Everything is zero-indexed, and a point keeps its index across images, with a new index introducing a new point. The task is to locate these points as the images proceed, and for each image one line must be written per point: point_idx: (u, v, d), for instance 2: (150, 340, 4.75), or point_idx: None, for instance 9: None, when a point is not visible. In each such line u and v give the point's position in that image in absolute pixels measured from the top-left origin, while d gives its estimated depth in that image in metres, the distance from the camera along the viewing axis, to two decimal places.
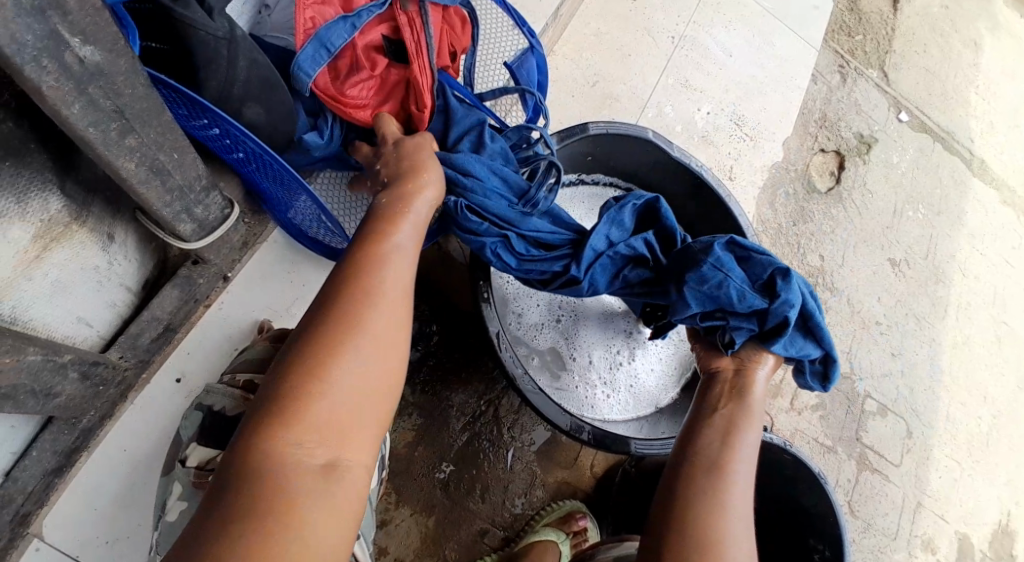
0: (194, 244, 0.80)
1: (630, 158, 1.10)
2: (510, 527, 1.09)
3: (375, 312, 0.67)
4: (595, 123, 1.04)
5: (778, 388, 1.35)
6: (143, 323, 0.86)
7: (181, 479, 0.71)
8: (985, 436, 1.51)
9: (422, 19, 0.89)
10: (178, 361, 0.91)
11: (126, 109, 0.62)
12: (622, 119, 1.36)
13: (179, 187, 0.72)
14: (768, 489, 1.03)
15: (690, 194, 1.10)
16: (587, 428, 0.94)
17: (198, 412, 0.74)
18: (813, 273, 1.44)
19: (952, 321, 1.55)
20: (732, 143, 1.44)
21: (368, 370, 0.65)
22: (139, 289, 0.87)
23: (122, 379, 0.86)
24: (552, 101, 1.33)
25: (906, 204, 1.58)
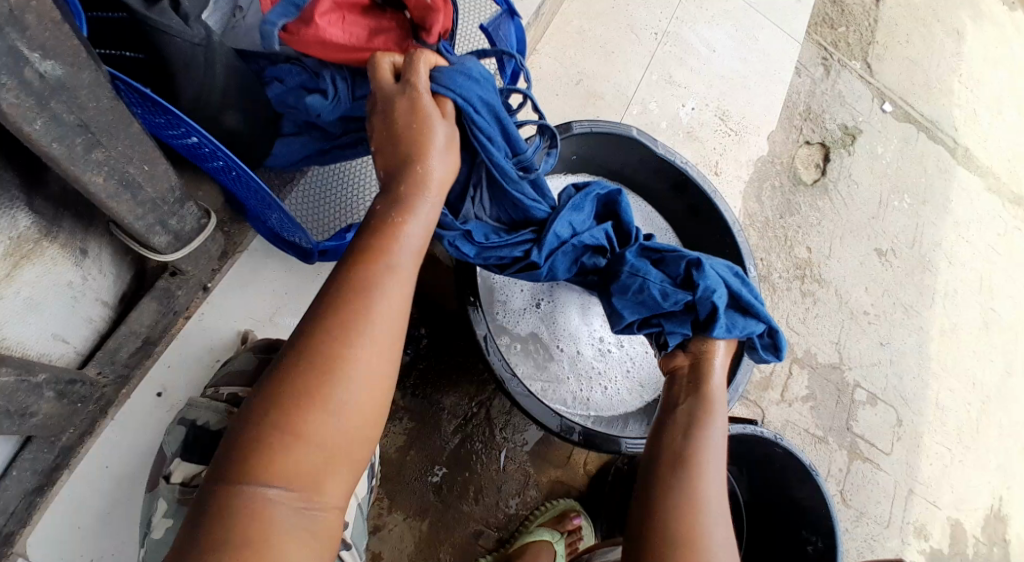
0: (169, 256, 0.79)
1: (615, 157, 1.10)
2: (505, 528, 1.09)
3: (356, 341, 0.65)
4: (579, 121, 1.03)
5: (768, 381, 1.36)
6: (121, 338, 0.84)
7: (166, 496, 0.70)
8: (974, 422, 1.53)
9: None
10: (157, 374, 0.89)
11: (91, 123, 0.61)
12: (607, 117, 1.36)
13: (151, 200, 0.72)
14: (762, 482, 1.04)
15: (676, 189, 1.10)
16: (578, 429, 0.95)
17: (181, 427, 0.73)
18: (801, 265, 1.45)
19: (940, 308, 1.56)
20: (717, 138, 1.44)
21: (349, 405, 0.63)
22: (117, 303, 0.85)
23: (100, 396, 0.85)
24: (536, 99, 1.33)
25: (892, 194, 1.60)
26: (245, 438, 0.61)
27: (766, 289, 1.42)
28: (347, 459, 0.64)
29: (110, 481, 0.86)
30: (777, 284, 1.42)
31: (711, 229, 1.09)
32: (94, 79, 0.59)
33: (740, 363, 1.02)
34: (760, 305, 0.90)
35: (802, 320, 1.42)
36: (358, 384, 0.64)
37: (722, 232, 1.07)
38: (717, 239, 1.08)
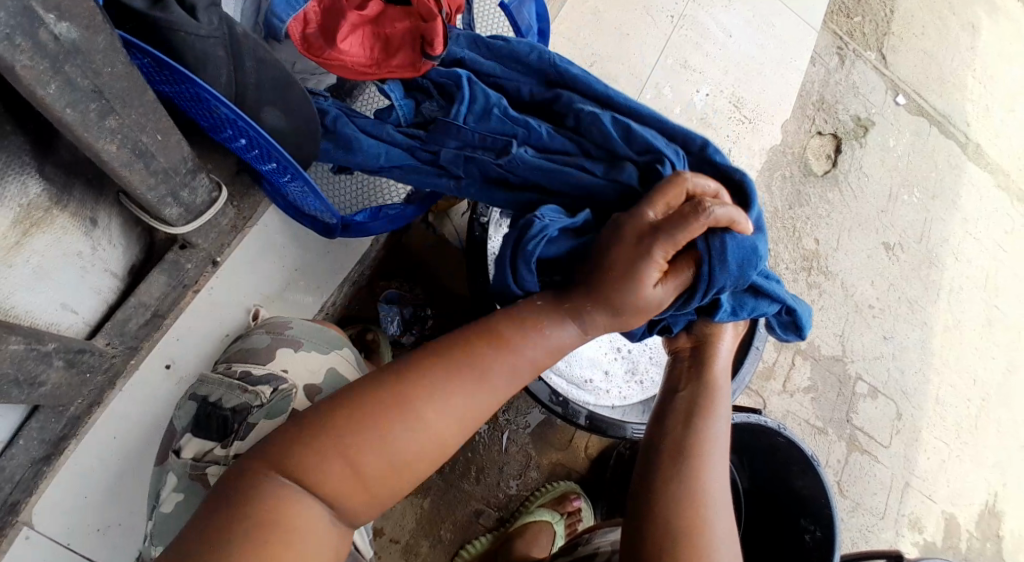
0: (180, 228, 0.78)
1: None
2: (505, 508, 1.10)
3: (442, 397, 0.66)
4: None
5: (771, 371, 1.36)
6: (129, 311, 0.81)
7: (176, 470, 0.72)
8: (973, 418, 1.53)
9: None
10: (167, 348, 0.87)
11: (105, 89, 0.60)
12: None
13: (164, 170, 0.70)
14: (764, 470, 1.04)
15: None
16: (583, 413, 0.95)
17: (192, 402, 0.74)
18: (808, 257, 1.45)
19: (943, 304, 1.56)
20: (730, 125, 1.43)
21: (405, 452, 0.64)
22: (126, 275, 0.82)
23: (110, 366, 0.82)
24: None
25: (902, 187, 1.59)
26: (297, 434, 0.63)
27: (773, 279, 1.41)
28: (373, 496, 0.64)
29: (118, 451, 0.86)
30: (783, 275, 1.42)
31: None
32: (110, 43, 0.58)
33: (749, 349, 1.01)
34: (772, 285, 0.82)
35: None
36: (423, 439, 0.65)
37: None
38: None
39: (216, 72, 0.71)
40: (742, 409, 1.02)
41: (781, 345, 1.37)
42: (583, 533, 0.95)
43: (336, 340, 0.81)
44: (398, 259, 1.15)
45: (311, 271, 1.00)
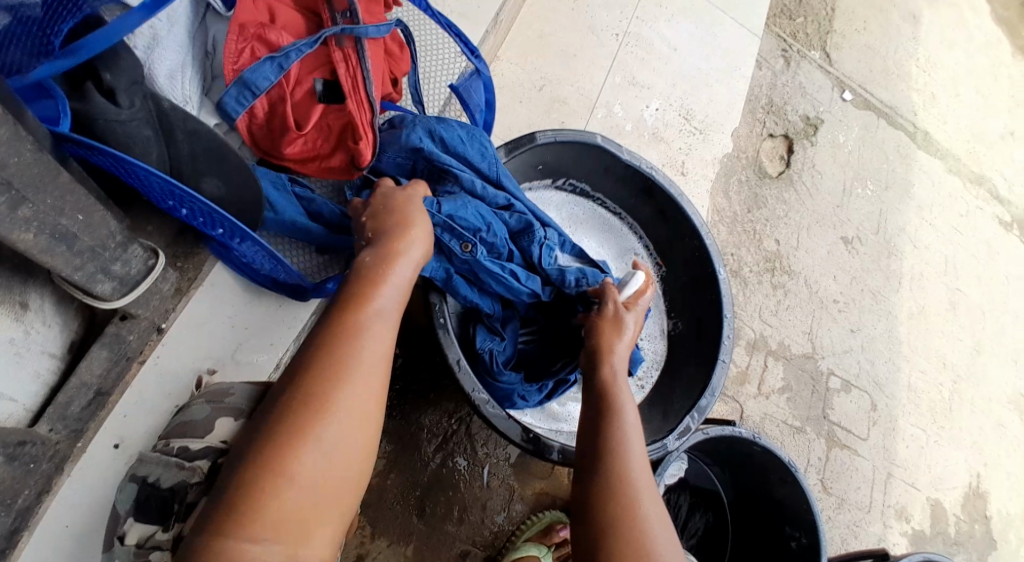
0: (116, 302, 0.75)
1: (584, 167, 1.10)
2: (491, 545, 1.09)
3: (356, 384, 0.66)
4: (542, 131, 1.03)
5: (745, 374, 1.35)
6: (71, 391, 0.76)
7: (121, 557, 0.66)
8: (946, 402, 1.56)
9: (358, 54, 0.88)
10: (113, 425, 0.82)
11: (13, 179, 0.58)
12: (570, 121, 1.36)
13: (89, 248, 0.68)
14: (745, 477, 1.05)
15: (646, 192, 1.10)
16: (556, 447, 0.95)
17: (132, 484, 0.69)
18: (771, 258, 1.46)
19: (906, 292, 1.59)
20: (683, 137, 1.45)
21: (345, 444, 0.64)
22: (66, 353, 0.78)
23: (55, 453, 0.76)
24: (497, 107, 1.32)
25: (856, 181, 1.62)
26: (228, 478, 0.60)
27: (739, 284, 1.42)
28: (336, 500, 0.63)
29: (73, 538, 0.80)
30: (748, 279, 1.43)
31: (682, 235, 1.08)
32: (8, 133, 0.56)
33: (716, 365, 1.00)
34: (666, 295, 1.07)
35: (775, 313, 1.42)
36: (355, 424, 0.65)
37: (692, 237, 1.07)
38: (684, 243, 1.08)
39: (142, 146, 0.72)
40: (716, 422, 1.02)
41: (753, 349, 1.37)
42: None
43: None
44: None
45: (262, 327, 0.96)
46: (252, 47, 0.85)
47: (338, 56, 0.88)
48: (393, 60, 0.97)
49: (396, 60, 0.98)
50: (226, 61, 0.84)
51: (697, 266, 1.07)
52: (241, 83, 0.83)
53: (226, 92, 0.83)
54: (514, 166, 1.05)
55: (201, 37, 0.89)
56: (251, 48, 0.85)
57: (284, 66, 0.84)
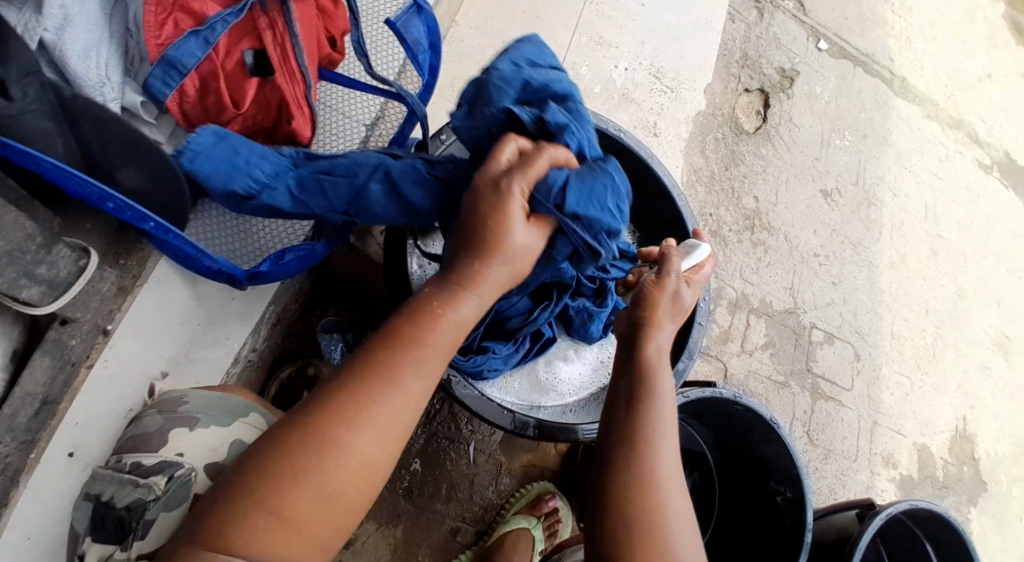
0: (47, 307, 0.70)
1: None
2: (481, 521, 1.10)
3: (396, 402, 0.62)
4: None
5: (728, 333, 1.35)
6: (14, 403, 0.71)
7: None
8: (930, 348, 1.57)
9: (285, 19, 0.79)
10: (65, 434, 0.77)
11: None
12: None
13: (4, 252, 0.65)
14: (730, 435, 1.06)
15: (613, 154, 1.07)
16: (531, 424, 0.96)
17: (87, 502, 0.69)
18: (750, 216, 1.45)
19: (887, 241, 1.59)
20: (654, 97, 1.43)
21: (367, 462, 0.60)
22: (7, 361, 0.72)
23: (5, 467, 0.71)
24: (458, 74, 1.29)
25: (833, 132, 1.61)
26: (250, 466, 0.59)
27: (718, 243, 1.41)
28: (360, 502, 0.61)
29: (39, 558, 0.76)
30: (727, 238, 1.42)
31: (655, 195, 1.07)
32: None
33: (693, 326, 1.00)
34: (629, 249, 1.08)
35: (756, 271, 1.41)
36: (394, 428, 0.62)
37: (663, 198, 1.06)
38: (657, 205, 1.08)
39: (43, 142, 0.68)
40: (697, 384, 1.03)
41: (734, 308, 1.37)
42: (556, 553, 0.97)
43: (242, 406, 0.78)
44: (320, 289, 1.14)
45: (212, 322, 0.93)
46: (175, 17, 0.76)
47: (263, 21, 0.80)
48: (328, 17, 0.88)
49: (331, 18, 0.88)
50: (147, 35, 0.75)
51: (670, 226, 1.07)
52: (166, 62, 0.75)
53: (149, 72, 0.75)
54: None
55: (121, 10, 0.79)
56: (173, 19, 0.76)
57: (211, 41, 0.76)
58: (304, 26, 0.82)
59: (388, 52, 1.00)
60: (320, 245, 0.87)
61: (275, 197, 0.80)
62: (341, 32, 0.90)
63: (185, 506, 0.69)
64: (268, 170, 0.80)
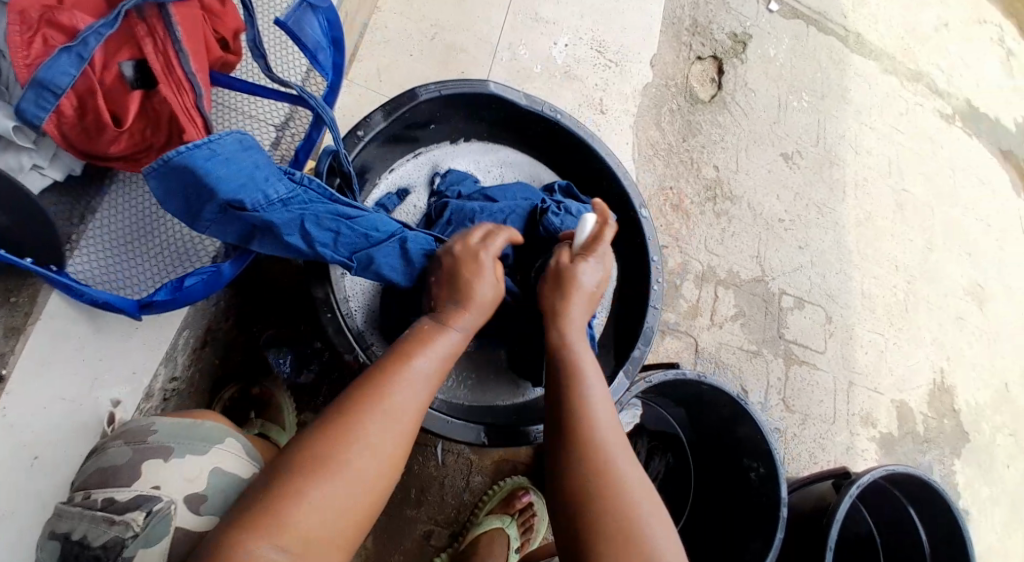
0: None
1: (480, 116, 1.03)
2: (455, 522, 1.08)
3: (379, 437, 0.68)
4: (425, 85, 0.94)
5: (696, 307, 1.33)
6: None
7: None
8: (902, 304, 1.56)
9: (165, 22, 0.68)
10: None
11: None
12: (473, 70, 1.30)
13: None
14: (698, 414, 1.04)
15: (550, 136, 1.04)
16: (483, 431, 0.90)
17: (53, 542, 0.65)
18: (711, 186, 1.43)
19: (851, 200, 1.58)
20: (598, 73, 1.39)
21: (353, 496, 0.65)
22: None
23: None
24: (388, 65, 1.24)
25: (790, 94, 1.59)
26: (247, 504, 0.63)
27: (681, 216, 1.38)
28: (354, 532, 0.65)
29: None
30: (690, 211, 1.39)
31: (597, 176, 1.04)
32: None
33: (646, 312, 0.95)
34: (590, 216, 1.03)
35: (720, 242, 1.39)
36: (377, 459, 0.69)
37: (606, 178, 1.03)
38: (601, 185, 1.04)
39: None
40: (659, 368, 1.00)
41: (701, 281, 1.35)
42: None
43: (218, 429, 0.75)
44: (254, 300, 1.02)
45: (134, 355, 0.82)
46: (45, 34, 0.66)
47: (141, 28, 0.68)
48: (216, 17, 0.75)
49: (220, 18, 0.75)
50: (13, 57, 0.65)
51: (618, 206, 1.04)
52: (35, 84, 0.63)
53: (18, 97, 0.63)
54: (397, 129, 0.97)
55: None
56: (43, 34, 0.66)
57: (84, 56, 0.64)
58: (187, 31, 0.70)
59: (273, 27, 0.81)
60: (225, 265, 0.75)
61: (289, 224, 0.76)
62: (235, 31, 0.77)
63: (166, 539, 0.66)
64: (284, 195, 0.75)
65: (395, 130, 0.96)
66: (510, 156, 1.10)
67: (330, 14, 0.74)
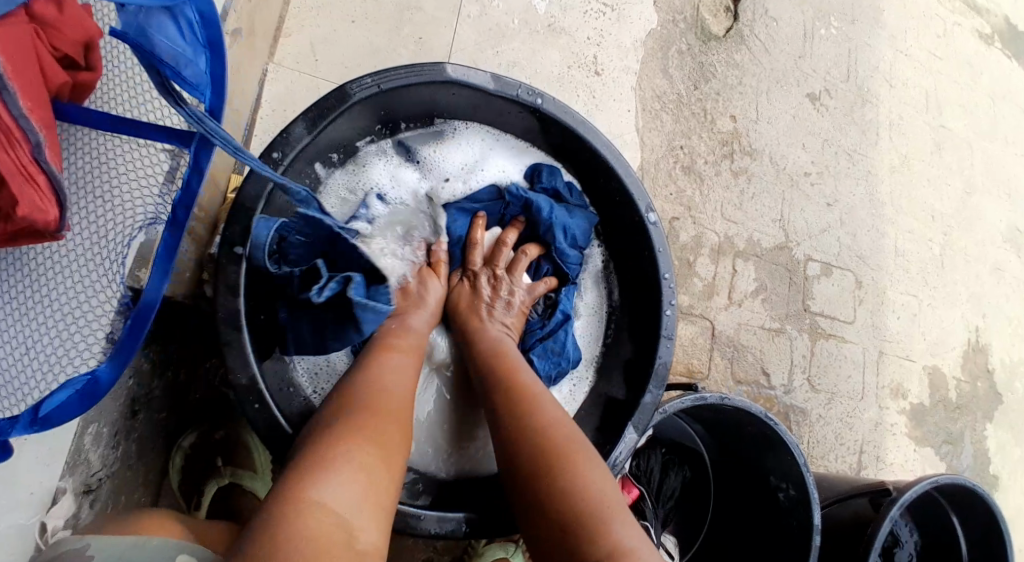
0: None
1: (443, 103, 0.86)
2: (453, 546, 0.97)
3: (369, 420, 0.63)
4: (363, 77, 0.77)
5: (712, 286, 1.18)
6: None
7: None
8: (939, 259, 1.41)
9: None
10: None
11: None
12: (435, 30, 1.09)
13: None
14: (718, 427, 0.92)
15: (530, 123, 0.87)
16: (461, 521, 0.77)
17: None
18: (728, 140, 1.25)
19: (886, 144, 1.39)
20: (590, 22, 1.19)
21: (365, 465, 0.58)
22: None
23: None
24: (330, 35, 1.05)
25: (817, 21, 1.37)
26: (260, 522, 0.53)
27: (694, 180, 1.21)
28: (380, 504, 0.58)
29: None
30: (703, 173, 1.22)
31: (592, 169, 0.88)
32: None
33: (660, 344, 0.83)
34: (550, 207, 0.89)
35: (738, 206, 1.23)
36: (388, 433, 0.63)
37: (605, 173, 0.86)
38: (599, 181, 0.88)
39: None
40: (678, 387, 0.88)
41: (718, 254, 1.20)
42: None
43: (168, 545, 0.57)
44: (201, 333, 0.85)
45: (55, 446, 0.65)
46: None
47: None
48: (49, 28, 0.47)
49: (57, 27, 0.48)
50: None
51: (620, 207, 0.88)
52: None
53: None
54: (336, 130, 0.80)
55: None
56: None
57: None
58: (11, 56, 0.43)
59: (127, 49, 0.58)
60: (102, 367, 0.53)
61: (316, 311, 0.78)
62: (83, 41, 0.50)
63: None
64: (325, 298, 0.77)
65: (337, 129, 0.80)
66: (493, 134, 0.92)
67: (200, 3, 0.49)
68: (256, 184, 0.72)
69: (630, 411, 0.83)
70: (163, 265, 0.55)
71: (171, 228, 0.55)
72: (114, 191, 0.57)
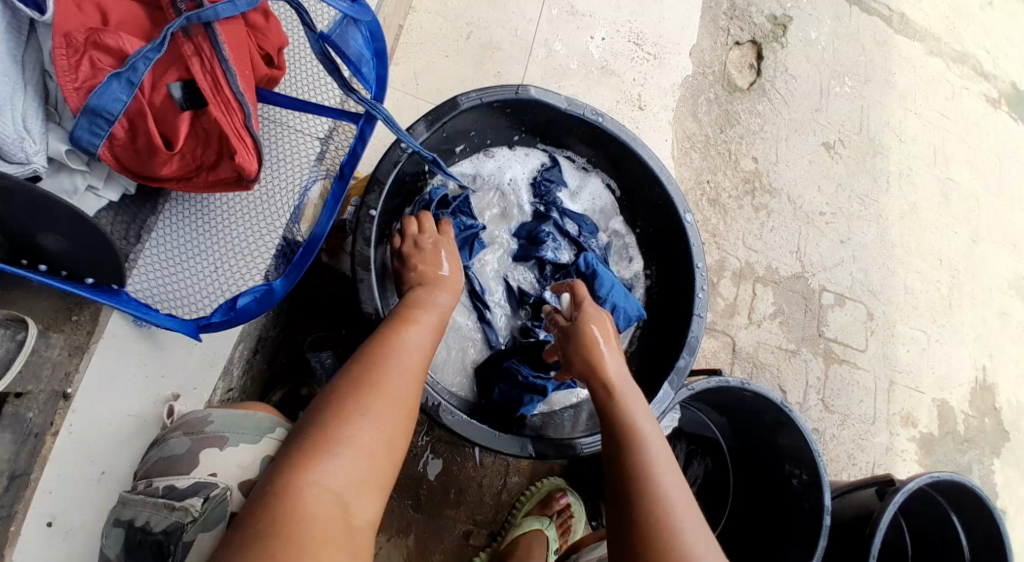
0: None
1: (523, 121, 1.00)
2: (494, 522, 1.07)
3: (406, 357, 0.67)
4: (465, 93, 0.90)
5: (733, 306, 1.31)
6: None
7: None
8: (946, 300, 1.50)
9: (212, 42, 0.66)
10: (40, 504, 0.65)
11: None
12: (508, 68, 1.26)
13: None
14: (736, 418, 1.02)
15: (594, 141, 1.01)
16: (529, 443, 0.85)
17: (117, 529, 0.64)
18: (751, 178, 1.38)
19: (895, 192, 1.52)
20: (635, 67, 1.34)
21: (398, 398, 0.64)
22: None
23: None
24: (425, 65, 1.21)
25: (833, 80, 1.52)
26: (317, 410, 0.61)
27: (719, 211, 1.35)
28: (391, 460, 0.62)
29: None
30: (728, 206, 1.35)
31: (642, 180, 1.01)
32: None
33: (691, 320, 0.94)
34: (603, 273, 1.00)
35: (759, 237, 1.36)
36: (391, 412, 0.62)
37: (653, 183, 0.99)
38: (647, 191, 1.01)
39: None
40: (702, 373, 0.99)
41: (739, 278, 1.32)
42: (575, 553, 0.93)
43: (267, 421, 0.72)
44: (302, 304, 1.01)
45: (191, 370, 0.81)
46: (91, 56, 0.63)
47: (187, 47, 0.66)
48: (260, 33, 0.74)
49: (264, 33, 0.74)
50: (61, 81, 0.62)
51: (662, 214, 1.01)
52: (89, 111, 0.62)
53: (74, 124, 0.63)
54: (437, 139, 0.93)
55: (35, 49, 0.65)
56: (91, 57, 0.63)
57: (135, 82, 0.62)
58: (233, 48, 0.68)
59: (309, 55, 0.83)
60: (277, 282, 0.74)
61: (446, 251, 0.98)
62: (279, 47, 0.76)
63: (223, 525, 0.64)
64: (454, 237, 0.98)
65: (441, 137, 0.93)
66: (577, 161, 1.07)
67: (371, 25, 0.71)
68: (387, 164, 0.84)
69: (665, 373, 0.93)
70: (331, 209, 0.77)
71: (339, 182, 0.78)
72: (292, 157, 0.82)
